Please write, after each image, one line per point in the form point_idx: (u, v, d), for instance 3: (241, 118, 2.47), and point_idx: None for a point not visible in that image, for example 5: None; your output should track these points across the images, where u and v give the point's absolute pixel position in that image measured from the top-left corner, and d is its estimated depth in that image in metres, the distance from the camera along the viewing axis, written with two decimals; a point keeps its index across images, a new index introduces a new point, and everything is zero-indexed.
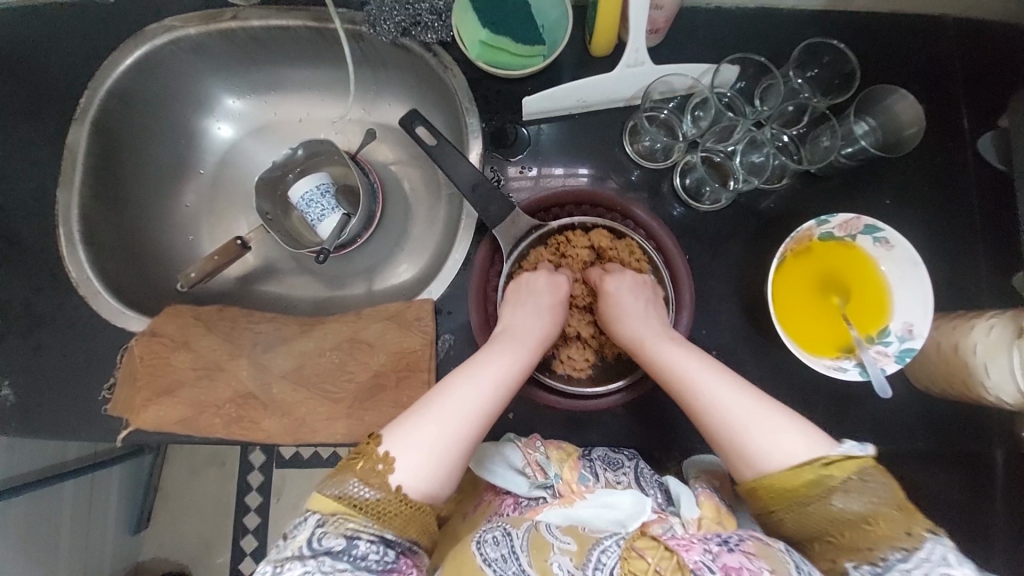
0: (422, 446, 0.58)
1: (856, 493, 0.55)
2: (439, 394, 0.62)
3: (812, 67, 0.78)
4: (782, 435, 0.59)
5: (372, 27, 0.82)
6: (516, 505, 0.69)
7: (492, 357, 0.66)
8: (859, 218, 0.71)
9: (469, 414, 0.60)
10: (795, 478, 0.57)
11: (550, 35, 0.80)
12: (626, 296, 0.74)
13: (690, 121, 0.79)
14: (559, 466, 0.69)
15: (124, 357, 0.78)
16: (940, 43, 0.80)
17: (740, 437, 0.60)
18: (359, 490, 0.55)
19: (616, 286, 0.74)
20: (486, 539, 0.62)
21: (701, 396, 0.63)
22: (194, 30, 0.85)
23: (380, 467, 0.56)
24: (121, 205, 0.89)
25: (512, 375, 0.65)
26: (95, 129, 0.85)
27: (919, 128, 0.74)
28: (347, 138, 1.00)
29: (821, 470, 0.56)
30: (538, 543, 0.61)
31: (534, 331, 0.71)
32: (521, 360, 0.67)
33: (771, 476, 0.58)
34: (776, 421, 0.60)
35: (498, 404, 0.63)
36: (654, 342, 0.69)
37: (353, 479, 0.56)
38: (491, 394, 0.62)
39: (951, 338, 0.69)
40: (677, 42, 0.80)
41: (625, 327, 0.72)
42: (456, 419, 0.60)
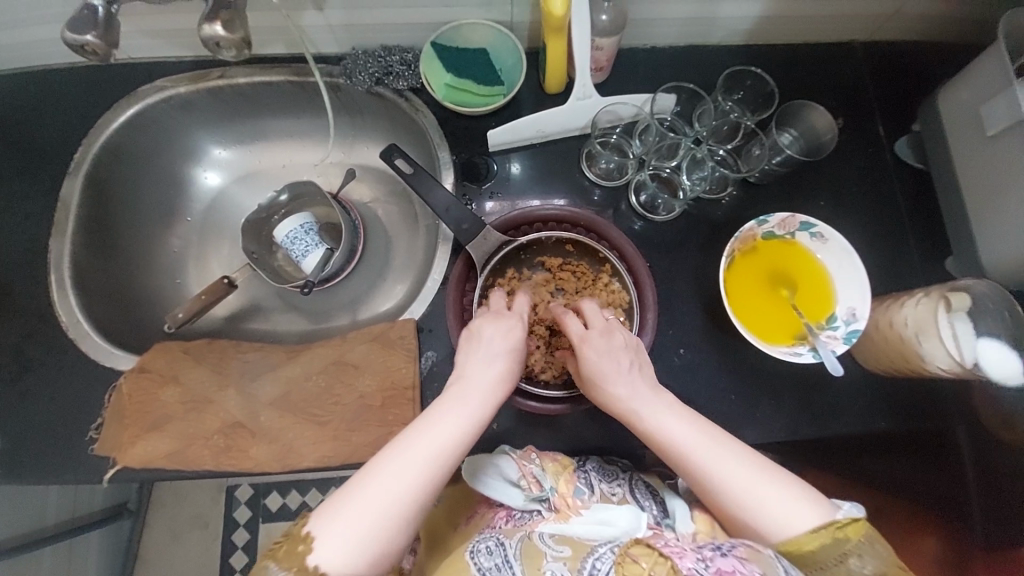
0: (355, 529, 0.54)
1: (869, 554, 0.57)
2: (375, 466, 0.57)
3: (738, 91, 0.89)
4: (787, 500, 0.59)
5: (349, 78, 0.91)
6: (509, 518, 0.70)
7: (435, 423, 0.60)
8: (794, 217, 0.79)
9: (406, 486, 0.56)
10: (814, 543, 0.57)
11: (508, 76, 0.91)
12: (610, 356, 0.69)
13: (638, 143, 0.89)
14: (554, 479, 0.72)
15: (113, 396, 0.79)
16: (849, 66, 0.92)
17: (742, 502, 0.60)
18: (275, 571, 0.54)
19: (599, 345, 0.70)
20: (480, 548, 0.63)
21: (697, 463, 0.62)
22: (183, 89, 0.93)
23: (302, 547, 0.54)
24: (111, 252, 0.93)
25: (459, 441, 0.60)
26: (88, 181, 0.91)
27: (835, 134, 0.83)
28: (328, 178, 1.07)
29: (835, 534, 0.57)
30: (531, 552, 0.62)
31: (486, 380, 0.65)
32: (465, 419, 0.61)
33: (785, 544, 0.57)
34: (776, 484, 0.60)
35: (438, 474, 0.58)
36: (646, 408, 0.66)
37: (271, 564, 0.55)
38: (438, 463, 0.58)
39: (885, 315, 0.77)
40: (621, 77, 0.91)
41: (610, 391, 0.68)
42: (394, 492, 0.56)
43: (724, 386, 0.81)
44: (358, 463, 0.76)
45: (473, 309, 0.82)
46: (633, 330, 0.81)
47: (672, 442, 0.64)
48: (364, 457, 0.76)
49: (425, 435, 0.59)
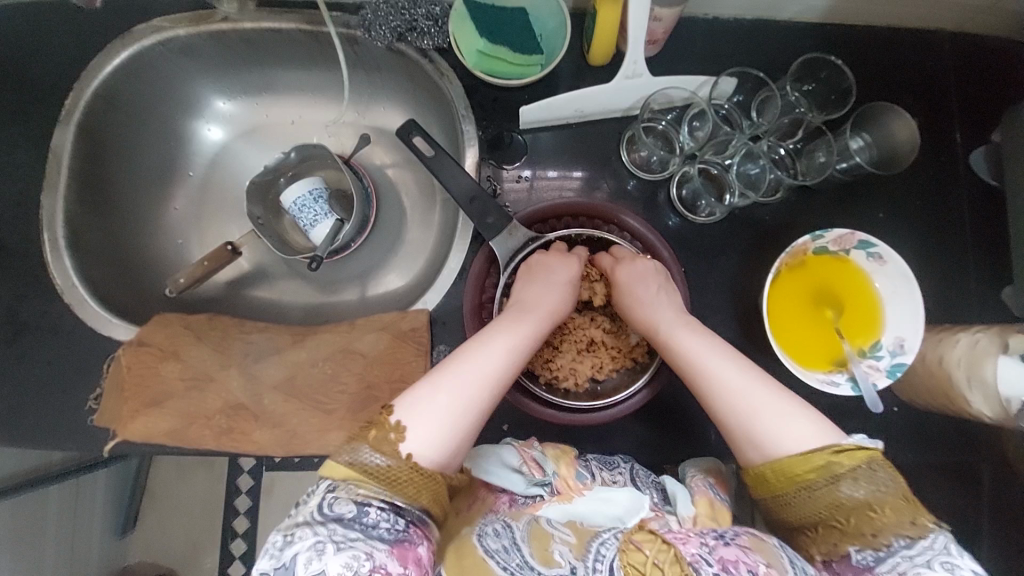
0: (434, 416, 0.57)
1: (864, 481, 0.55)
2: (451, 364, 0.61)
3: (809, 82, 0.78)
4: (799, 426, 0.58)
5: (367, 31, 0.81)
6: (512, 503, 0.67)
7: (501, 333, 0.65)
8: (853, 234, 0.72)
9: (478, 386, 0.60)
10: (806, 463, 0.56)
11: (548, 43, 0.80)
12: (639, 284, 0.72)
13: (687, 133, 0.79)
14: (556, 463, 0.70)
15: (111, 367, 0.76)
16: (936, 58, 0.81)
17: (752, 418, 0.59)
18: (372, 457, 0.54)
19: (628, 273, 0.72)
20: (487, 531, 0.61)
21: (711, 380, 0.62)
22: (182, 30, 0.83)
23: (392, 436, 0.56)
24: (109, 209, 0.87)
25: (519, 349, 0.64)
26: (80, 132, 0.83)
27: (915, 148, 0.74)
28: (340, 140, 0.99)
29: (830, 457, 0.55)
30: (539, 534, 0.62)
31: (547, 302, 0.70)
32: (530, 329, 0.67)
33: (781, 459, 0.57)
34: (788, 404, 0.59)
35: (503, 378, 0.62)
36: (668, 325, 0.68)
37: (364, 447, 0.55)
38: (503, 366, 0.62)
39: (936, 350, 0.72)
40: (676, 53, 0.80)
41: (637, 306, 0.71)
42: (468, 388, 0.59)
43: None
44: None
45: (491, 306, 0.77)
46: None
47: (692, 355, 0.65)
48: None
49: (490, 339, 0.64)
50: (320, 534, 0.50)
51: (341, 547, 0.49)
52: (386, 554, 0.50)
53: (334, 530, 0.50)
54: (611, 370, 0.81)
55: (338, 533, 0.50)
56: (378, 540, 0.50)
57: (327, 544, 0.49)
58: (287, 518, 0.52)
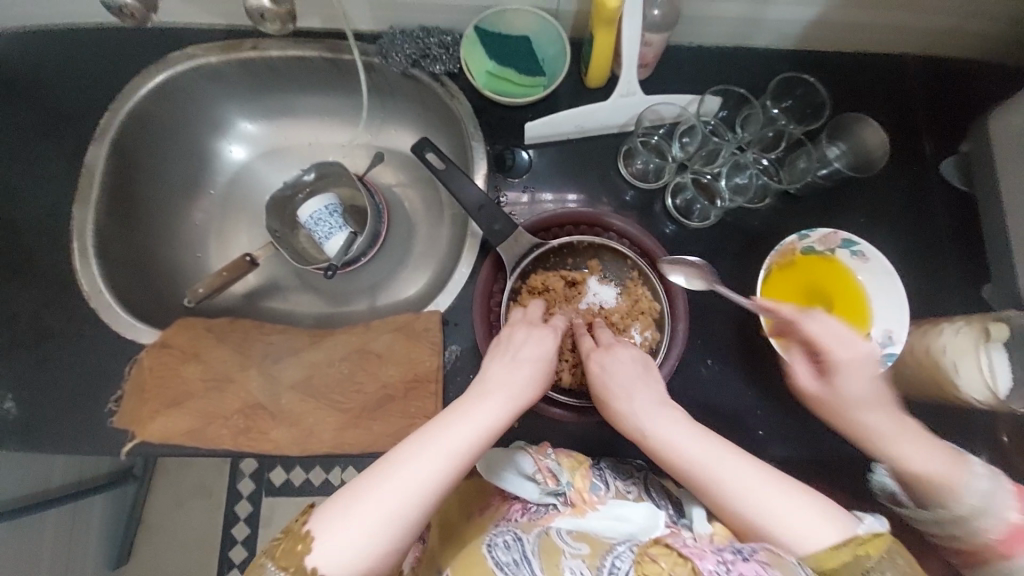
0: (352, 527, 0.53)
1: (893, 571, 0.53)
2: (387, 461, 0.57)
3: (786, 99, 0.86)
4: (803, 515, 0.56)
5: (384, 58, 0.88)
6: (525, 511, 0.69)
7: (454, 421, 0.60)
8: (837, 233, 0.77)
9: (411, 490, 0.55)
10: (835, 560, 0.53)
11: (549, 66, 0.88)
12: (619, 371, 0.72)
13: (678, 146, 0.87)
14: (570, 474, 0.71)
15: (133, 369, 0.79)
16: (901, 79, 0.89)
17: (767, 520, 0.57)
18: (272, 574, 0.52)
19: (603, 361, 0.73)
20: (497, 542, 0.63)
21: (714, 478, 0.60)
22: (213, 58, 0.90)
23: (301, 547, 0.52)
24: (135, 222, 0.92)
25: (474, 438, 0.59)
26: (114, 149, 0.89)
27: (886, 151, 0.80)
28: (354, 160, 1.05)
29: (855, 550, 0.53)
30: (549, 547, 0.62)
31: (501, 388, 0.65)
32: (487, 419, 0.62)
33: (808, 560, 0.54)
34: (793, 501, 0.57)
35: (448, 473, 0.57)
36: (650, 421, 0.66)
37: (269, 563, 0.53)
38: (448, 466, 0.57)
39: (921, 342, 0.75)
40: (666, 76, 0.88)
41: (618, 401, 0.70)
42: (410, 485, 0.55)
43: (750, 399, 0.80)
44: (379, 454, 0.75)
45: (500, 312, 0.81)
46: (664, 340, 0.79)
47: (681, 456, 0.62)
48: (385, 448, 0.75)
49: (434, 436, 0.58)
50: None
51: None
52: None
53: None
54: None
55: None
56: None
57: None
58: None
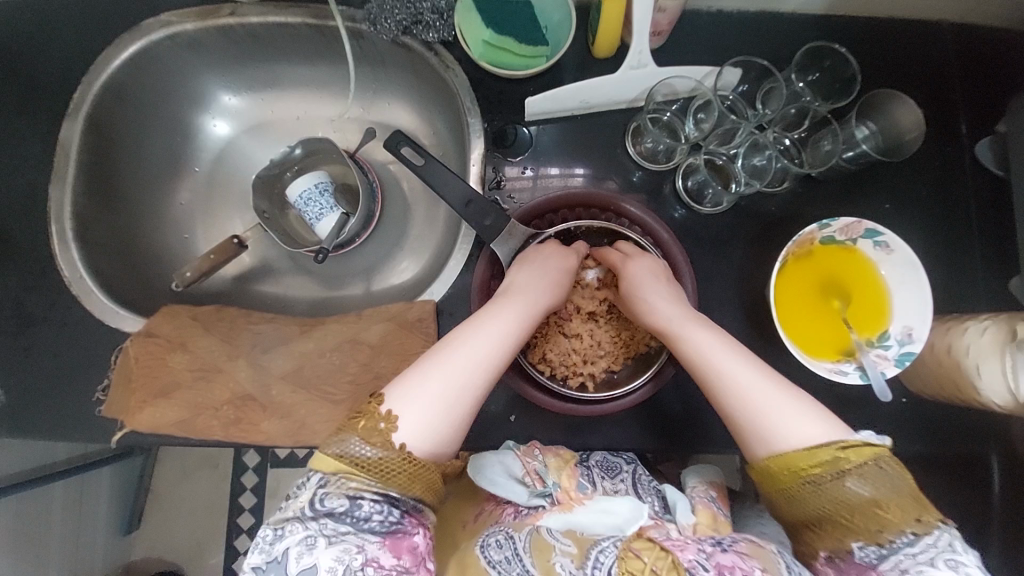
0: (429, 405, 0.59)
1: (872, 479, 0.55)
2: (443, 349, 0.62)
3: (813, 72, 0.79)
4: (801, 418, 0.59)
5: (373, 25, 0.81)
6: (516, 514, 0.67)
7: (496, 316, 0.66)
8: (861, 222, 0.71)
9: (470, 372, 0.61)
10: (813, 458, 0.56)
11: (553, 34, 0.80)
12: (643, 278, 0.71)
13: (692, 124, 0.80)
14: (557, 474, 0.69)
15: (119, 358, 0.77)
16: (939, 49, 0.81)
17: (765, 418, 0.59)
18: (361, 449, 0.55)
19: (642, 266, 0.72)
20: (490, 543, 0.61)
21: (721, 379, 0.62)
22: (189, 25, 0.83)
23: (382, 426, 0.57)
24: (116, 203, 0.88)
25: (512, 335, 0.65)
26: (89, 125, 0.83)
27: (919, 134, 0.75)
28: (345, 135, 0.99)
29: (837, 453, 0.56)
30: (540, 545, 0.60)
31: (543, 292, 0.70)
32: (524, 315, 0.67)
33: (785, 455, 0.57)
34: (796, 404, 0.59)
35: (501, 357, 0.63)
36: (677, 322, 0.67)
37: (353, 438, 0.56)
38: (498, 352, 0.63)
39: (944, 338, 0.71)
40: (680, 46, 0.80)
41: (643, 300, 0.70)
42: (461, 375, 0.61)
43: None
44: None
45: None
46: None
47: (699, 354, 0.64)
48: None
49: (480, 330, 0.64)
50: (311, 529, 0.53)
51: (331, 541, 0.53)
52: (376, 545, 0.53)
53: (324, 525, 0.53)
54: (625, 359, 0.80)
55: (329, 528, 0.53)
56: (370, 534, 0.53)
57: (318, 538, 0.53)
58: (279, 511, 0.55)
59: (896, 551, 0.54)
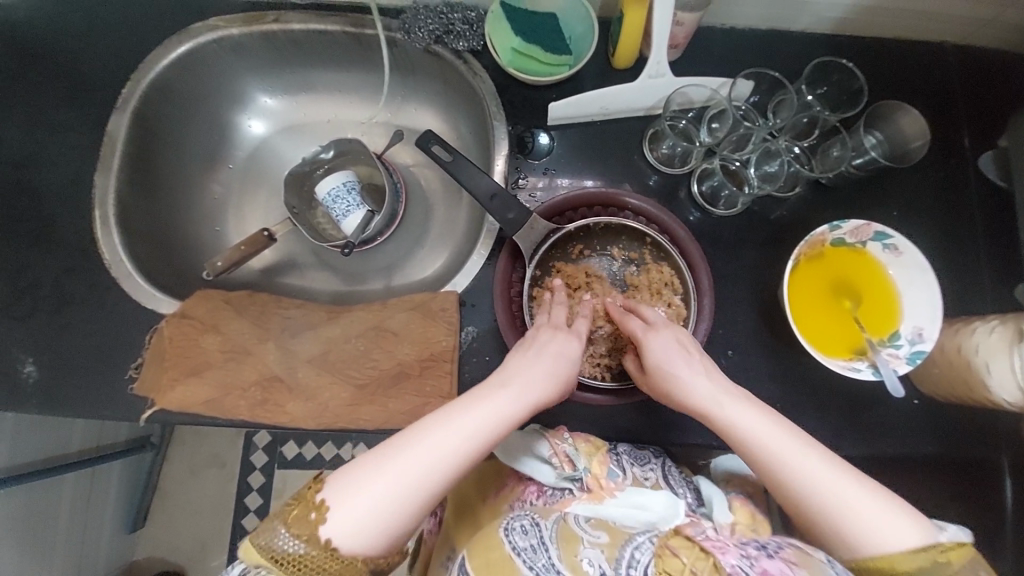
0: (371, 501, 0.56)
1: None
2: (404, 438, 0.59)
3: (821, 85, 0.83)
4: (881, 515, 0.56)
5: (407, 34, 0.87)
6: (541, 494, 0.71)
7: (470, 410, 0.61)
8: (870, 225, 0.75)
9: (421, 473, 0.57)
10: (913, 563, 0.55)
11: (576, 45, 0.86)
12: (677, 362, 0.68)
13: (706, 131, 0.84)
14: (587, 460, 0.72)
15: (153, 338, 0.79)
16: (941, 68, 0.86)
17: (845, 518, 0.57)
18: (284, 542, 0.55)
19: (663, 344, 0.69)
20: (515, 527, 0.61)
21: (791, 482, 0.59)
22: (236, 30, 0.89)
23: (313, 516, 0.55)
24: (156, 193, 0.92)
25: (490, 432, 0.60)
26: (137, 118, 0.88)
27: (925, 141, 0.78)
28: (372, 139, 1.05)
29: (939, 556, 0.54)
30: (566, 534, 0.61)
31: (530, 386, 0.65)
32: (497, 415, 0.62)
33: (879, 560, 0.55)
34: (873, 500, 0.57)
35: (461, 461, 0.59)
36: (726, 408, 0.64)
37: (278, 529, 0.56)
38: (470, 452, 0.59)
39: (953, 339, 0.74)
40: (696, 58, 0.85)
41: (682, 388, 0.67)
42: (413, 478, 0.57)
43: (769, 392, 0.79)
44: (393, 430, 0.76)
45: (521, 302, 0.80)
46: (691, 315, 0.78)
47: (758, 452, 0.61)
48: (399, 425, 0.76)
49: (451, 427, 0.60)
50: None
51: None
52: None
53: None
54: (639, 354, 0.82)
55: None
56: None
57: None
58: None
59: None
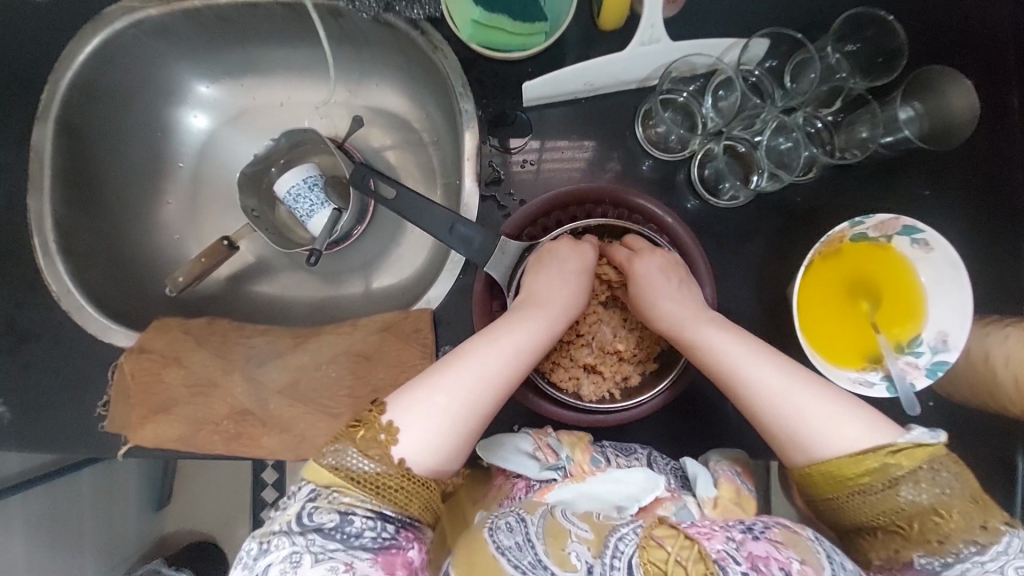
0: (432, 418, 0.54)
1: (927, 484, 0.51)
2: (451, 360, 0.58)
3: (852, 41, 0.68)
4: (840, 420, 0.54)
5: (351, 2, 0.74)
6: (528, 489, 0.64)
7: (516, 328, 0.61)
8: (898, 219, 0.64)
9: (477, 386, 0.56)
10: (858, 466, 0.52)
11: (551, 6, 0.70)
12: (652, 276, 0.66)
13: (711, 106, 0.71)
14: (570, 448, 0.66)
15: (116, 374, 0.75)
16: (1002, 8, 0.70)
17: (802, 419, 0.54)
18: (357, 462, 0.52)
19: (647, 262, 0.66)
20: (499, 525, 0.56)
21: (743, 384, 0.58)
22: (154, 10, 0.77)
23: (382, 438, 0.53)
24: (100, 208, 0.84)
25: (533, 351, 0.60)
26: (60, 128, 0.78)
27: (972, 117, 0.66)
28: (332, 121, 0.92)
29: (887, 458, 0.52)
30: (553, 530, 0.56)
31: (564, 298, 0.64)
32: (542, 331, 0.61)
33: (826, 463, 0.53)
34: (840, 408, 0.54)
35: (514, 374, 0.58)
36: (693, 323, 0.63)
37: (350, 448, 0.52)
38: (515, 367, 0.58)
39: (981, 343, 0.66)
40: (697, 14, 0.70)
41: (658, 300, 0.65)
42: (468, 390, 0.56)
43: None
44: None
45: None
46: None
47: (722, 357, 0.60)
48: None
49: (496, 340, 0.59)
50: (297, 545, 0.49)
51: (320, 558, 0.49)
52: (368, 562, 0.49)
53: (312, 540, 0.49)
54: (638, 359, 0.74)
55: (317, 544, 0.49)
56: (361, 550, 0.49)
57: (303, 556, 0.49)
58: (267, 524, 0.52)
59: (962, 559, 0.50)
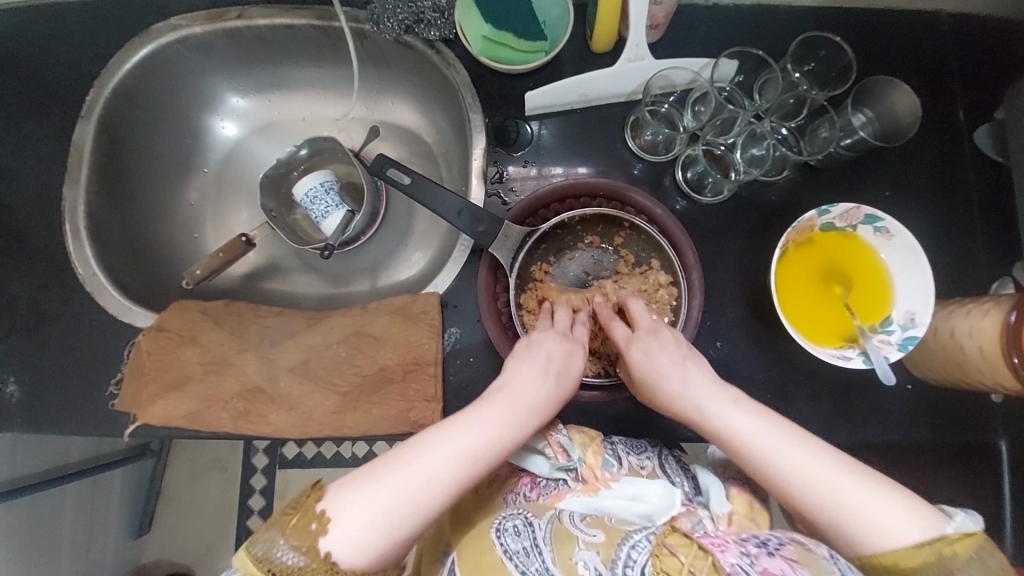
0: (372, 517, 0.51)
1: (972, 569, 0.50)
2: (406, 452, 0.55)
3: (809, 62, 0.79)
4: (883, 512, 0.52)
5: (376, 25, 0.83)
6: (534, 486, 0.67)
7: (479, 423, 0.57)
8: (859, 209, 0.72)
9: (428, 491, 0.52)
10: (914, 558, 0.50)
11: (551, 29, 0.81)
12: (657, 362, 0.65)
13: (690, 115, 0.81)
14: (582, 450, 0.68)
15: (132, 353, 0.78)
16: (935, 39, 0.81)
17: (839, 516, 0.53)
18: (285, 553, 0.50)
19: (643, 348, 0.66)
20: (507, 528, 0.59)
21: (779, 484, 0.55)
22: (198, 28, 0.86)
23: (314, 527, 0.51)
24: (128, 203, 0.90)
25: (496, 450, 0.57)
26: (102, 128, 0.86)
27: (917, 119, 0.74)
28: (350, 136, 1.02)
29: (939, 549, 0.50)
30: (561, 535, 0.59)
31: (534, 396, 0.61)
32: (504, 428, 0.58)
33: (880, 556, 0.51)
34: (868, 499, 0.52)
35: (467, 478, 0.54)
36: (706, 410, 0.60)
37: (280, 537, 0.51)
38: (472, 470, 0.55)
39: (946, 323, 0.72)
40: (677, 39, 0.81)
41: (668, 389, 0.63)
42: (420, 492, 0.52)
43: (761, 382, 0.77)
44: (379, 435, 0.75)
45: (510, 312, 0.77)
46: (681, 294, 0.76)
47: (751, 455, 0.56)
48: (384, 430, 0.75)
49: (456, 437, 0.55)
50: None
51: None
52: None
53: None
54: None
55: None
56: None
57: None
58: None
59: None
